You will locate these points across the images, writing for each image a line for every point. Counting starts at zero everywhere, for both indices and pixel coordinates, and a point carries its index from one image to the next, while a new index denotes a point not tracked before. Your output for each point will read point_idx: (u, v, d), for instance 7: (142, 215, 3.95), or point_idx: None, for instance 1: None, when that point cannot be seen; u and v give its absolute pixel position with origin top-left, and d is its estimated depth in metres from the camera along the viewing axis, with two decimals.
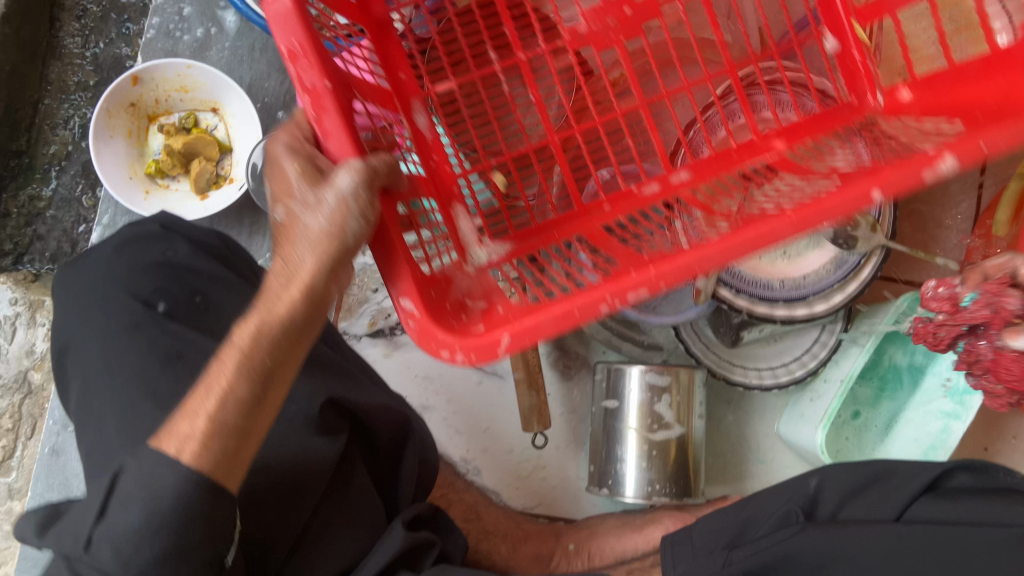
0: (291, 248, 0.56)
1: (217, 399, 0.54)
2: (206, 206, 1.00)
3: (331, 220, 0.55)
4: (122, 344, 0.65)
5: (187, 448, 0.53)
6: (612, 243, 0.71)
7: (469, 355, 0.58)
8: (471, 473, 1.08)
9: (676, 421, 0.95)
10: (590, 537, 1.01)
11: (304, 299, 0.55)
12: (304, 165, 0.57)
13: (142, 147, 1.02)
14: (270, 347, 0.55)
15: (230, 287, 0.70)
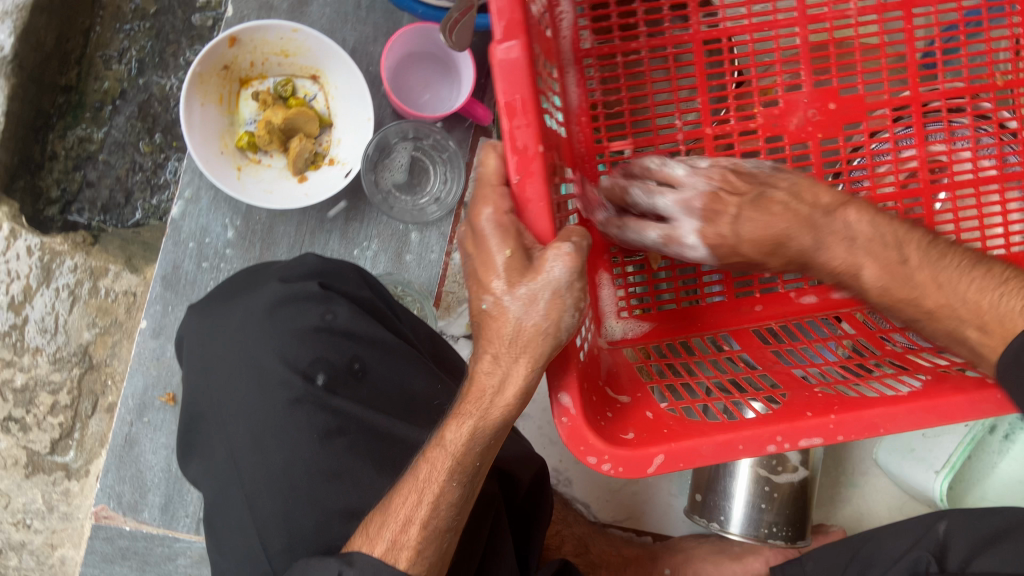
0: (502, 346, 0.56)
1: (422, 517, 0.60)
2: (305, 192, 0.89)
3: (547, 320, 0.55)
4: (278, 417, 0.65)
5: (401, 555, 0.59)
6: (763, 352, 0.77)
7: (619, 467, 0.60)
8: (562, 484, 1.04)
9: (801, 464, 0.93)
10: (686, 562, 0.97)
11: (517, 399, 0.58)
12: (515, 248, 0.55)
13: (231, 115, 0.90)
14: (482, 449, 0.59)
15: (386, 350, 0.71)
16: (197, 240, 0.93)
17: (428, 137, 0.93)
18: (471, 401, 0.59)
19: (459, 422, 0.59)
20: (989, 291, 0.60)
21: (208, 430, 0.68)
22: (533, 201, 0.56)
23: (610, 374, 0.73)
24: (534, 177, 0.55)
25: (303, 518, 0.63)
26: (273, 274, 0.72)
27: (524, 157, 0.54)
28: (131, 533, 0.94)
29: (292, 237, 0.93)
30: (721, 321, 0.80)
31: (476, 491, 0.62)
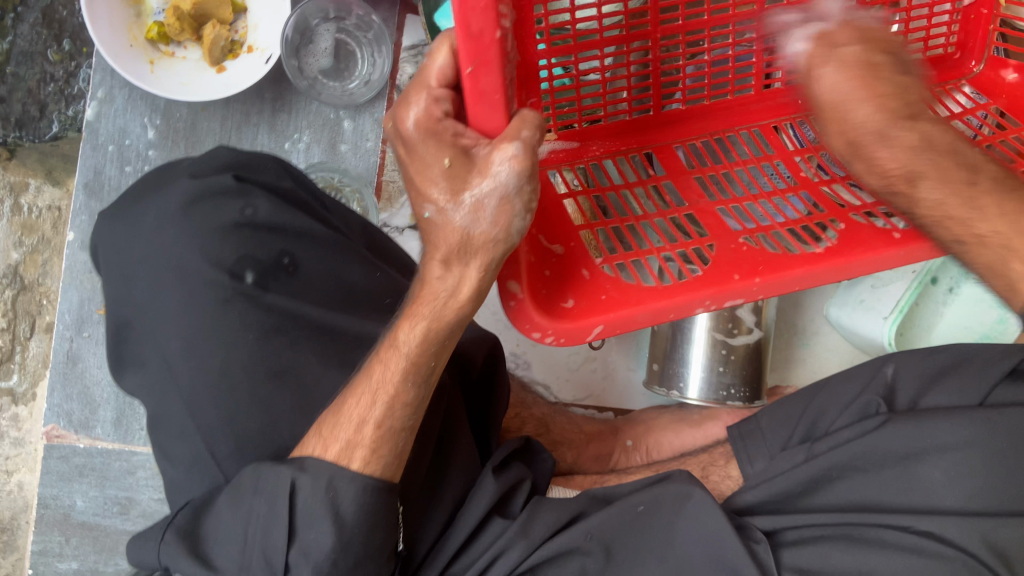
0: (450, 252, 0.54)
1: (374, 423, 0.60)
2: (226, 82, 0.85)
3: (495, 227, 0.53)
4: (201, 321, 0.62)
5: (356, 455, 0.60)
6: (687, 179, 0.73)
7: (561, 339, 0.63)
8: (521, 367, 1.04)
9: (755, 326, 0.95)
10: (647, 432, 0.99)
11: (469, 301, 0.57)
12: (452, 155, 0.52)
13: (138, 5, 0.85)
14: (435, 348, 0.59)
15: (316, 240, 0.66)
16: (116, 144, 0.88)
17: (350, 15, 0.88)
18: (424, 302, 0.58)
19: (412, 323, 0.58)
20: (1009, 234, 0.50)
21: (139, 341, 0.64)
22: (488, 91, 0.52)
23: (537, 211, 0.69)
24: (487, 64, 0.51)
25: (249, 418, 0.62)
26: (184, 171, 0.67)
27: (474, 46, 0.50)
28: (86, 451, 0.93)
29: (217, 133, 0.90)
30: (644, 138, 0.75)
31: (431, 391, 0.62)
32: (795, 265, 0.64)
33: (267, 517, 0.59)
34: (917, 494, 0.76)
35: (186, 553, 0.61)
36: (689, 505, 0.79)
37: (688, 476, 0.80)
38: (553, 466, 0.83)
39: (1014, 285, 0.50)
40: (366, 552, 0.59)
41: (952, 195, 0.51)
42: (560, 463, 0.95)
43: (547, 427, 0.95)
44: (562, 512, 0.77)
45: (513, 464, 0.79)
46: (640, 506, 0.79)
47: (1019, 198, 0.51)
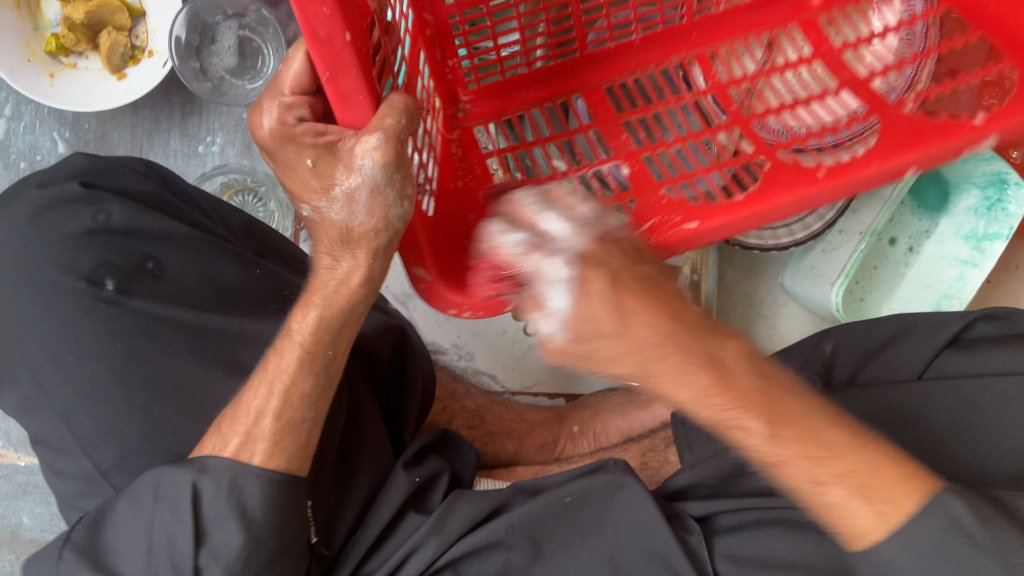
0: (336, 244, 0.51)
1: (273, 415, 0.56)
2: (126, 90, 0.84)
3: (373, 219, 0.49)
4: (70, 334, 0.60)
5: (257, 447, 0.56)
6: (614, 125, 0.74)
7: (479, 312, 0.60)
8: (463, 359, 1.01)
9: (691, 302, 0.92)
10: (593, 417, 0.97)
11: (362, 286, 0.54)
12: (316, 153, 0.47)
13: (34, 19, 0.84)
14: (331, 335, 0.56)
15: (180, 242, 0.64)
16: (27, 158, 0.87)
17: (247, 11, 0.86)
18: (315, 289, 0.55)
19: (305, 310, 0.56)
20: (852, 497, 0.42)
21: (8, 357, 0.61)
22: (351, 93, 0.46)
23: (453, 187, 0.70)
24: (347, 62, 0.44)
25: (127, 427, 0.58)
26: (32, 182, 0.65)
27: (328, 41, 0.43)
28: (28, 468, 0.94)
29: (128, 141, 0.88)
30: (572, 85, 0.76)
31: (336, 379, 0.59)
32: (720, 213, 0.62)
33: (172, 533, 0.54)
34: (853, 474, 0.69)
35: (89, 566, 0.54)
36: (620, 495, 0.75)
37: (621, 465, 0.76)
38: (474, 458, 0.82)
39: (846, 531, 0.43)
40: (281, 546, 0.56)
41: (791, 435, 0.42)
42: (499, 455, 0.92)
43: (480, 418, 0.93)
44: (483, 504, 0.74)
45: (430, 456, 0.78)
46: (568, 498, 0.75)
47: (851, 440, 0.43)
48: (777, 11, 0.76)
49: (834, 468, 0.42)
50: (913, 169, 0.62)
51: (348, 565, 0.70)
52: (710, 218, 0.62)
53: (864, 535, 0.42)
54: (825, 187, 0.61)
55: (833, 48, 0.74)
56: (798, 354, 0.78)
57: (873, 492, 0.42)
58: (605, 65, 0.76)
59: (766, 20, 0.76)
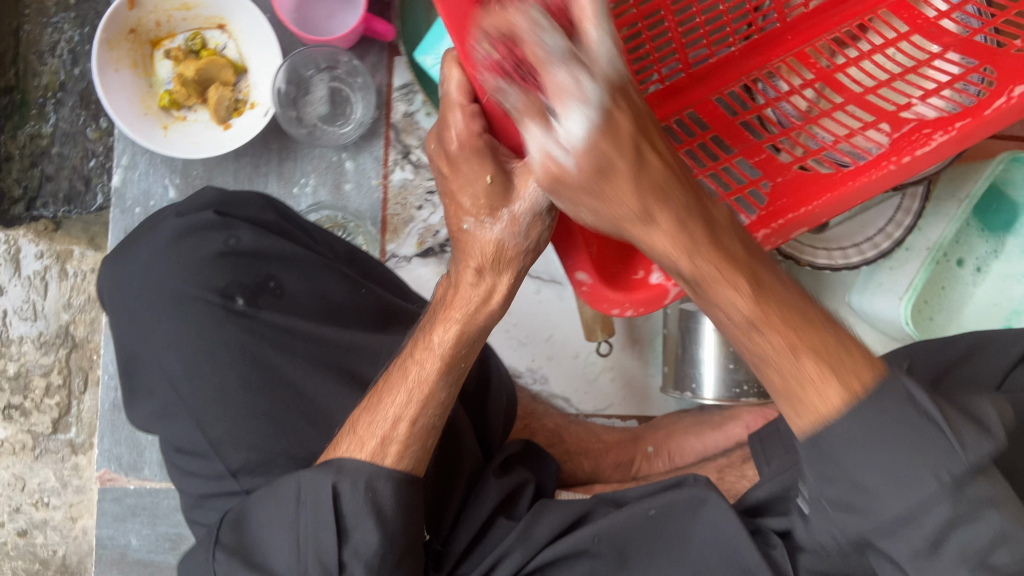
0: (487, 261, 0.59)
1: (408, 419, 0.62)
2: (232, 138, 0.92)
3: (526, 237, 0.58)
4: (205, 345, 0.68)
5: (390, 449, 0.61)
6: (734, 125, 0.75)
7: (640, 309, 0.64)
8: (539, 382, 1.06)
9: None
10: (667, 438, 1.01)
11: (498, 305, 0.62)
12: (495, 174, 0.55)
13: (149, 78, 0.93)
14: (468, 344, 0.62)
15: (298, 264, 0.73)
16: (141, 203, 0.96)
17: (340, 64, 0.94)
18: (455, 305, 0.62)
19: (446, 325, 0.62)
20: (817, 369, 0.47)
21: (150, 370, 0.70)
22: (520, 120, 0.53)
23: None
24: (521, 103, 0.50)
25: (251, 429, 0.66)
26: (171, 212, 0.75)
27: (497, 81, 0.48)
28: (137, 491, 1.00)
29: (231, 186, 0.96)
30: (683, 100, 0.77)
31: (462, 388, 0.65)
32: (850, 178, 0.64)
33: (315, 534, 0.59)
34: None
35: (241, 564, 0.61)
36: (704, 510, 0.74)
37: (704, 483, 0.75)
38: (558, 470, 0.87)
39: (795, 404, 0.48)
40: (409, 542, 0.61)
41: (783, 320, 0.48)
42: (578, 473, 0.96)
43: (560, 438, 0.97)
44: (568, 513, 0.78)
45: (517, 467, 0.83)
46: (651, 510, 0.75)
47: (813, 322, 0.48)
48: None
49: (809, 341, 0.48)
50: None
51: (451, 561, 0.75)
52: (834, 188, 0.64)
53: (819, 411, 0.47)
54: (957, 131, 0.62)
55: (929, 20, 0.75)
56: None
57: (840, 370, 0.47)
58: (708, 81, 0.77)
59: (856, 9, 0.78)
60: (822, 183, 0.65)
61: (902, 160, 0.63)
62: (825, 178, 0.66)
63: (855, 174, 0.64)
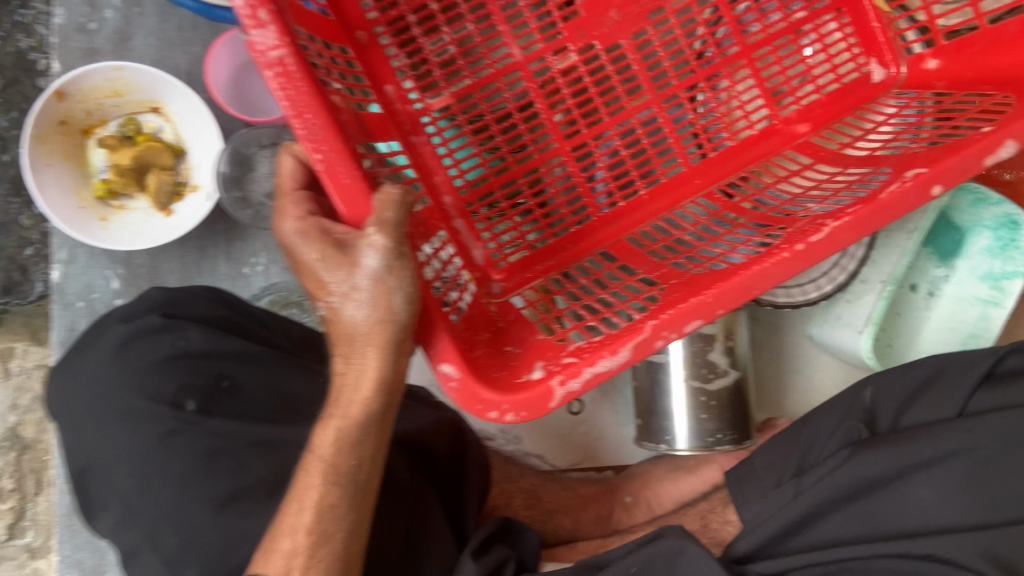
0: (348, 345, 0.58)
1: (310, 512, 0.61)
2: (175, 224, 0.89)
3: (375, 307, 0.57)
4: (157, 455, 0.66)
5: (295, 563, 0.61)
6: (639, 254, 0.84)
7: (522, 410, 0.65)
8: (511, 442, 1.04)
9: (730, 367, 0.95)
10: (644, 485, 1.00)
11: (373, 392, 0.59)
12: (324, 248, 0.58)
13: (83, 168, 0.90)
14: (350, 446, 0.61)
15: (254, 361, 0.73)
16: (82, 297, 0.92)
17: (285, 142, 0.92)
18: (333, 404, 0.60)
19: (325, 427, 0.61)
20: None
21: (101, 490, 0.67)
22: (350, 187, 0.60)
23: (501, 330, 0.78)
24: (342, 156, 0.59)
25: (209, 540, 0.64)
26: (114, 317, 0.74)
27: (319, 141, 0.58)
28: None
29: (179, 271, 0.93)
30: (596, 241, 0.87)
31: (362, 489, 0.63)
32: (744, 268, 0.69)
33: None
34: (915, 526, 0.75)
35: None
36: (683, 558, 0.77)
37: (679, 530, 0.78)
38: (537, 542, 0.86)
39: None
40: None
41: None
42: (559, 531, 0.97)
43: (537, 498, 0.97)
44: None
45: (496, 544, 0.81)
46: (632, 567, 0.77)
47: None
48: (769, 143, 0.89)
49: None
50: (938, 187, 0.69)
51: None
52: (725, 280, 0.68)
53: None
54: (846, 221, 0.68)
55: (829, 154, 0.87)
56: (837, 408, 0.85)
57: None
58: (621, 224, 0.87)
59: (762, 153, 0.89)
60: (773, 252, 0.69)
61: (795, 249, 0.68)
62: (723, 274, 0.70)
63: (773, 261, 0.68)
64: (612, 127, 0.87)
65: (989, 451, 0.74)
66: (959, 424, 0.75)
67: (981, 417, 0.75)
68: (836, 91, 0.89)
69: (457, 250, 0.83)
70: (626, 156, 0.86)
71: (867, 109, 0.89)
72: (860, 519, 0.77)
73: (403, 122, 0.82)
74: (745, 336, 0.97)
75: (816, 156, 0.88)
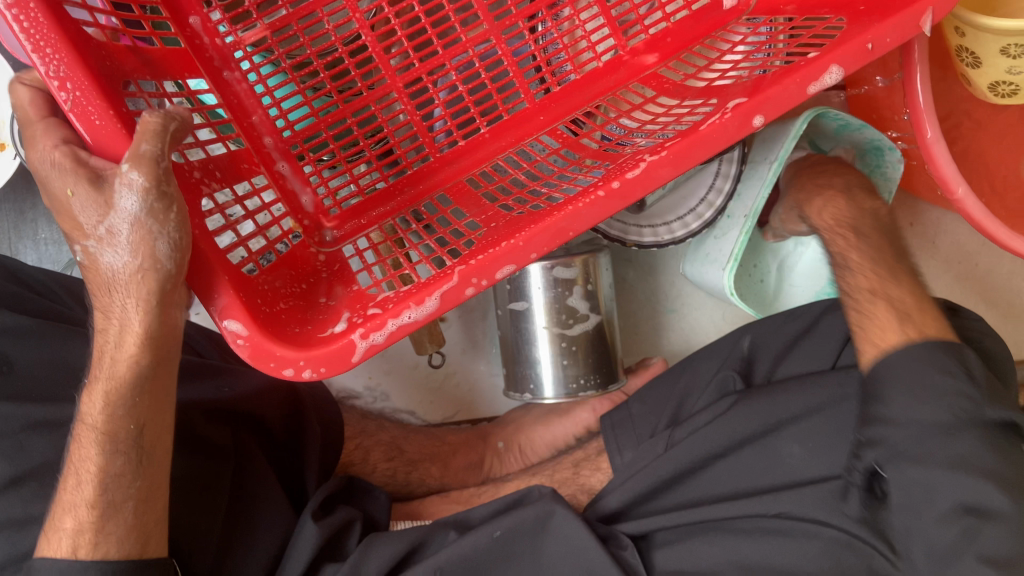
0: (104, 297, 0.53)
1: (90, 484, 0.59)
2: None
3: (130, 256, 0.51)
4: None
5: (83, 540, 0.59)
6: (473, 197, 0.79)
7: (321, 367, 0.60)
8: (380, 400, 1.00)
9: (591, 311, 0.91)
10: (517, 431, 0.98)
11: (138, 351, 0.55)
12: (76, 187, 0.50)
13: None
14: (124, 411, 0.58)
15: (27, 334, 0.68)
16: None
17: None
18: (100, 365, 0.57)
19: (93, 391, 0.57)
20: None
21: None
22: (113, 131, 0.52)
23: (323, 280, 0.73)
24: (90, 94, 0.51)
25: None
26: None
27: (73, 79, 0.50)
28: None
29: None
30: (434, 183, 0.81)
31: (150, 450, 0.60)
32: (560, 208, 0.64)
33: None
34: (779, 480, 0.77)
35: None
36: (551, 522, 0.78)
37: (547, 496, 0.79)
38: (386, 500, 0.83)
39: None
40: None
41: None
42: (427, 481, 0.93)
43: (399, 450, 0.91)
44: (399, 546, 0.75)
45: (341, 505, 0.77)
46: (496, 532, 0.76)
47: None
48: (617, 76, 0.85)
49: None
50: (758, 117, 0.65)
51: None
52: (539, 221, 0.63)
53: None
54: (666, 156, 0.64)
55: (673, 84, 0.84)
56: (716, 353, 0.86)
57: None
58: (461, 163, 0.82)
59: (609, 86, 0.85)
60: (592, 190, 0.64)
61: (612, 187, 0.63)
62: (542, 214, 0.65)
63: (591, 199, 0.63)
64: (450, 64, 0.80)
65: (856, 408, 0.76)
66: (831, 378, 0.77)
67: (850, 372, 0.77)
68: (685, 18, 0.86)
69: (279, 197, 0.77)
70: (463, 94, 0.80)
71: (717, 36, 0.86)
72: (722, 471, 0.79)
73: (211, 55, 0.73)
74: (608, 279, 0.94)
75: (662, 87, 0.85)
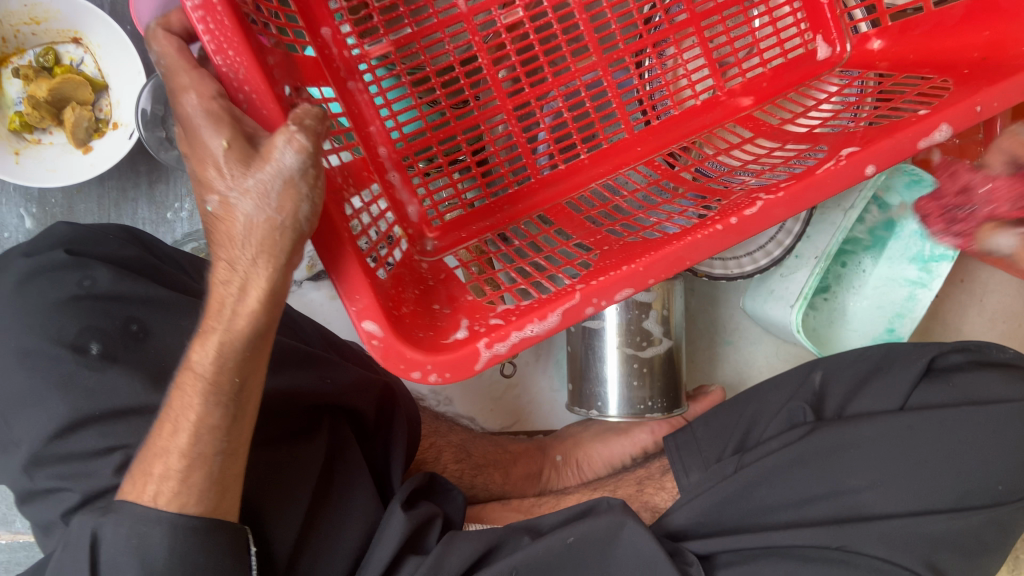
0: (233, 250, 0.51)
1: (186, 432, 0.57)
2: (92, 163, 0.85)
3: (272, 214, 0.49)
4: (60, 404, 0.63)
5: (165, 488, 0.58)
6: (574, 220, 0.82)
7: (446, 371, 0.62)
8: (443, 404, 1.03)
9: (664, 336, 0.94)
10: (576, 446, 1.00)
11: (258, 310, 0.53)
12: (231, 138, 0.49)
13: None
14: (232, 362, 0.56)
15: (161, 307, 0.71)
16: None
17: None
18: (212, 313, 0.54)
19: (202, 339, 0.55)
20: None
21: None
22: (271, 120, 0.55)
23: (431, 288, 0.75)
24: (266, 97, 0.54)
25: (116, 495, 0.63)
26: (17, 252, 0.72)
27: (246, 76, 0.54)
28: (9, 546, 0.96)
29: (96, 214, 0.90)
30: (535, 205, 0.84)
31: (245, 409, 0.59)
32: (678, 238, 0.66)
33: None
34: (845, 512, 0.80)
35: None
36: (623, 533, 0.79)
37: (619, 508, 0.80)
38: (464, 501, 0.85)
39: None
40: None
41: None
42: (489, 487, 0.96)
43: (467, 453, 0.95)
44: (477, 545, 0.77)
45: (424, 501, 0.80)
46: (570, 539, 0.78)
47: None
48: (712, 115, 0.88)
49: None
50: (871, 166, 0.68)
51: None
52: (658, 249, 0.66)
53: None
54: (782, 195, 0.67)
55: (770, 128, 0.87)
56: (787, 385, 0.89)
57: None
58: (562, 188, 0.85)
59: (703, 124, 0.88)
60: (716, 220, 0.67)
61: (730, 222, 0.66)
62: (661, 243, 0.68)
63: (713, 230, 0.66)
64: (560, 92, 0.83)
65: (924, 448, 0.79)
66: (903, 418, 0.80)
67: (922, 415, 0.80)
68: (782, 65, 0.89)
69: (389, 205, 0.79)
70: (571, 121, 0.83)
71: (810, 85, 0.89)
72: (787, 496, 0.82)
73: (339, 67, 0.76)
74: (681, 304, 0.97)
75: (757, 128, 0.88)
